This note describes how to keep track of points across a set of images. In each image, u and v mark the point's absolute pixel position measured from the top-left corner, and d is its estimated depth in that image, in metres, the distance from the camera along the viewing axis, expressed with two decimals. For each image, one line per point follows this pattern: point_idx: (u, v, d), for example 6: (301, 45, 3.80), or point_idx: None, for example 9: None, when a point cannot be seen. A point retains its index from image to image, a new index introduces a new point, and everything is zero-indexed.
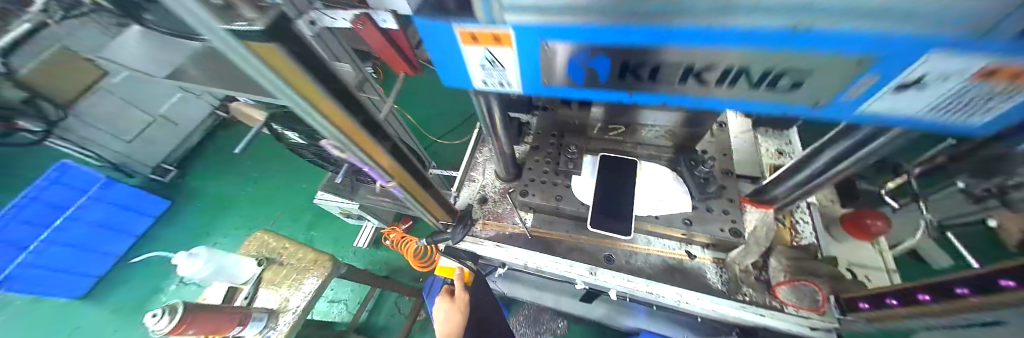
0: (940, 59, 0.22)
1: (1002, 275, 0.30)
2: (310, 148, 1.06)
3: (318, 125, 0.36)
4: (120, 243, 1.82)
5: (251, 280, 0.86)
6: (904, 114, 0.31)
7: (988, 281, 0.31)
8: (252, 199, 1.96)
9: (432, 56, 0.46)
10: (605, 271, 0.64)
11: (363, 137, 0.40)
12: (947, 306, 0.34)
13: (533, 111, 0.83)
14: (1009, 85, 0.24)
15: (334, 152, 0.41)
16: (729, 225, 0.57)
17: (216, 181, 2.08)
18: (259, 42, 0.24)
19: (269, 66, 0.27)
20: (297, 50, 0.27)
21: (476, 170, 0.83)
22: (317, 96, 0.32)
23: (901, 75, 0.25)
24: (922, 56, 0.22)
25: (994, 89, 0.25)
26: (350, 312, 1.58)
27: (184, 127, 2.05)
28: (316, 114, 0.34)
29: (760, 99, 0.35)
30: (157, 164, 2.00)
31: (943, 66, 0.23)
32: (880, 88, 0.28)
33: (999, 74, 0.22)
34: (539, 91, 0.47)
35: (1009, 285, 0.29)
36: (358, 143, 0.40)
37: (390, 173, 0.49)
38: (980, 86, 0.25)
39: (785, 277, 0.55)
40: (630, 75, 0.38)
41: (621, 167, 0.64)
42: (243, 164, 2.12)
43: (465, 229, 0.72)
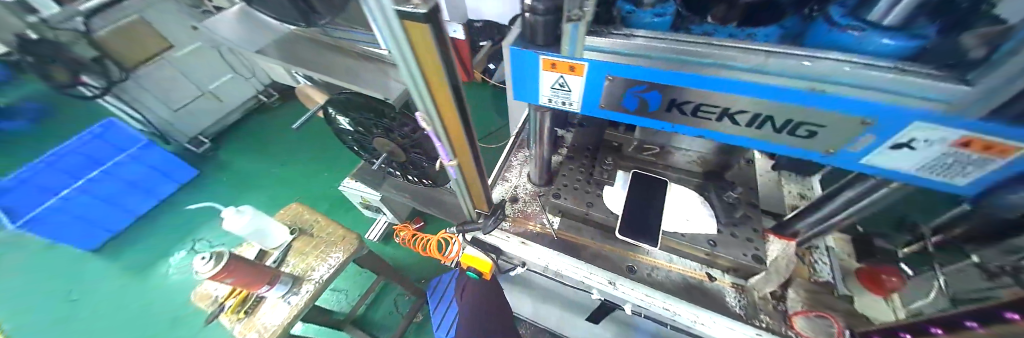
0: (923, 123, 0.32)
1: (1008, 309, 0.33)
2: (354, 134, 1.15)
3: (420, 98, 0.44)
4: (144, 203, 1.87)
5: (282, 246, 0.91)
6: (899, 169, 0.40)
7: (995, 314, 0.34)
8: (276, 178, 2.04)
9: (512, 74, 0.53)
10: (629, 280, 0.66)
11: (449, 115, 0.48)
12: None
13: (568, 128, 0.91)
14: (980, 155, 0.32)
15: (421, 124, 0.49)
16: (752, 251, 0.61)
17: (245, 156, 2.17)
18: (416, 22, 0.32)
19: (411, 40, 0.35)
20: (437, 32, 0.34)
21: (511, 172, 0.89)
22: (433, 72, 0.40)
23: (896, 132, 0.34)
24: (911, 119, 0.32)
25: (966, 154, 0.33)
26: (349, 303, 1.57)
27: (227, 105, 2.18)
28: (426, 88, 0.42)
29: (780, 143, 0.44)
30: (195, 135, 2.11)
31: (926, 130, 0.33)
32: (880, 143, 0.37)
33: (970, 143, 0.31)
34: (594, 113, 0.54)
35: (1014, 317, 0.32)
36: (442, 119, 0.48)
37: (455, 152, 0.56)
38: (954, 150, 0.33)
39: (802, 307, 0.59)
40: (675, 110, 0.46)
41: (652, 185, 0.70)
42: (274, 145, 2.23)
43: (496, 222, 0.77)
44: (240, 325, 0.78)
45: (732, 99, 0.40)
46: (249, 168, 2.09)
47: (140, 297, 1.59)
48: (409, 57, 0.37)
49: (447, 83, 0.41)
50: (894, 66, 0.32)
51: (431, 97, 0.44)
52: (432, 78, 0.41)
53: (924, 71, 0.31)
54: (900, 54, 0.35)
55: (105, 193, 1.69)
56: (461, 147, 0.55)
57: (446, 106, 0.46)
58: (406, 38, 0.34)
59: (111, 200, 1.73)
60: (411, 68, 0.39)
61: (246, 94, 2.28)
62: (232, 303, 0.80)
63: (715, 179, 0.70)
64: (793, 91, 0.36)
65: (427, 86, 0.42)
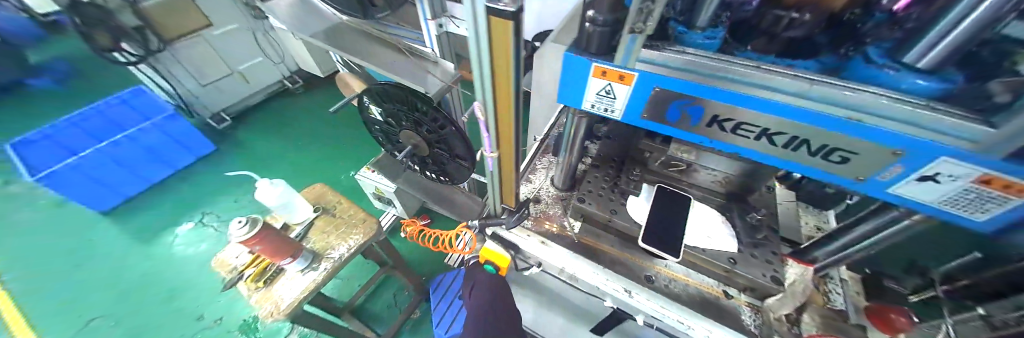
0: (952, 162, 0.35)
1: None
2: (383, 125, 1.19)
3: (482, 87, 0.47)
4: (159, 172, 1.89)
5: (304, 223, 0.93)
6: (922, 200, 0.42)
7: None
8: (291, 160, 2.07)
9: (562, 78, 0.57)
10: (645, 288, 0.68)
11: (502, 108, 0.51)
12: None
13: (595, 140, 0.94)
14: (1001, 195, 0.35)
15: (477, 112, 0.52)
16: (770, 273, 0.63)
17: (262, 136, 2.21)
18: (502, 20, 0.34)
19: (490, 34, 0.38)
20: (517, 31, 0.37)
21: (535, 174, 0.92)
22: (500, 66, 0.43)
23: (924, 166, 0.37)
24: (939, 157, 0.35)
25: (988, 191, 0.35)
26: (349, 292, 1.57)
27: (252, 86, 2.25)
28: (491, 81, 0.45)
29: (811, 166, 0.47)
30: (219, 111, 2.18)
31: (953, 169, 0.35)
32: (908, 174, 0.40)
33: (993, 184, 0.34)
34: (635, 122, 0.57)
35: None
36: (495, 110, 0.51)
37: (498, 145, 0.59)
38: (975, 188, 0.36)
39: (818, 331, 0.63)
40: (715, 126, 0.49)
41: (675, 199, 0.72)
42: (292, 128, 2.27)
43: (517, 220, 0.79)
44: (259, 294, 0.79)
45: (771, 120, 0.43)
46: (265, 148, 2.13)
47: (142, 262, 1.59)
48: (484, 52, 0.41)
49: (513, 80, 0.44)
50: (926, 104, 0.36)
51: (492, 91, 0.47)
52: (500, 73, 0.44)
53: (954, 112, 0.35)
54: (931, 93, 0.38)
55: (124, 159, 1.72)
56: (506, 141, 0.58)
57: (504, 101, 0.49)
58: (488, 34, 0.37)
59: (129, 166, 1.75)
60: (482, 60, 0.43)
61: (273, 78, 2.35)
62: (252, 272, 0.82)
63: (734, 201, 0.74)
64: (832, 119, 0.39)
65: (492, 79, 0.45)
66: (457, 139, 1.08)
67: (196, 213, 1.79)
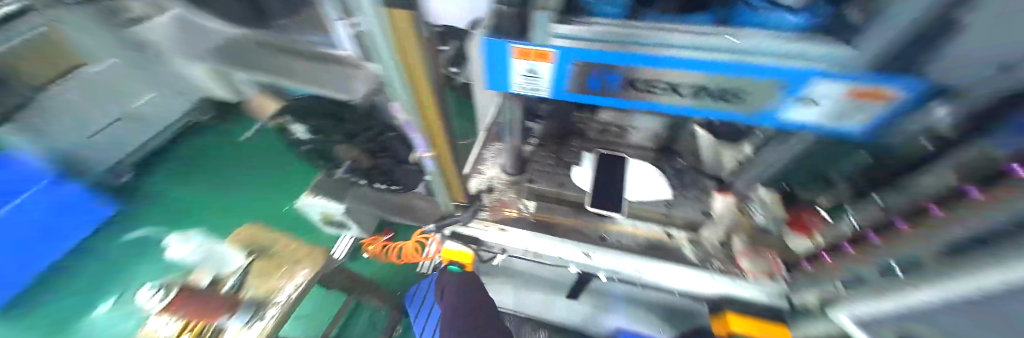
0: (824, 86, 0.40)
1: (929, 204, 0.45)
2: (312, 143, 1.11)
3: (398, 88, 0.42)
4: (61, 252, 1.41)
5: (238, 271, 0.83)
6: (812, 124, 0.48)
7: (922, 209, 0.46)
8: (211, 203, 1.76)
9: (484, 65, 0.56)
10: (601, 247, 0.74)
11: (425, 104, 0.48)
12: (886, 237, 0.49)
13: None
14: (864, 104, 0.40)
15: (399, 114, 0.48)
16: (699, 209, 0.73)
17: (166, 182, 1.85)
18: (398, 17, 0.30)
19: (390, 25, 0.31)
20: (419, 19, 0.31)
21: (485, 164, 0.91)
22: (414, 60, 0.37)
23: (800, 94, 0.42)
24: (810, 84, 0.40)
25: (851, 107, 0.42)
26: (318, 328, 1.45)
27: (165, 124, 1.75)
28: (406, 82, 0.41)
29: (716, 110, 0.52)
30: (124, 163, 1.60)
31: (825, 92, 0.40)
32: (789, 103, 0.45)
33: (861, 96, 0.39)
34: (562, 97, 0.58)
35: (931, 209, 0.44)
36: (417, 107, 0.47)
37: (431, 143, 0.56)
38: (844, 103, 0.41)
39: (745, 248, 0.70)
40: (631, 87, 0.52)
41: (614, 162, 0.79)
42: (203, 166, 1.93)
43: (473, 213, 0.80)
44: None
45: (675, 74, 0.47)
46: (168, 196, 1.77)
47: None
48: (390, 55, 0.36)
49: (428, 74, 0.40)
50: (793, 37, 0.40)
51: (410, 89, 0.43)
52: (412, 70, 0.39)
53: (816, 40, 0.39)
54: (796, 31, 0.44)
55: None
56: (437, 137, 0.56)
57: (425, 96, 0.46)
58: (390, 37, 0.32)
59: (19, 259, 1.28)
60: (388, 62, 0.38)
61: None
62: None
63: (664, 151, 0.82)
64: (718, 62, 0.42)
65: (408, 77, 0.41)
66: (399, 143, 1.03)
67: (116, 289, 1.41)
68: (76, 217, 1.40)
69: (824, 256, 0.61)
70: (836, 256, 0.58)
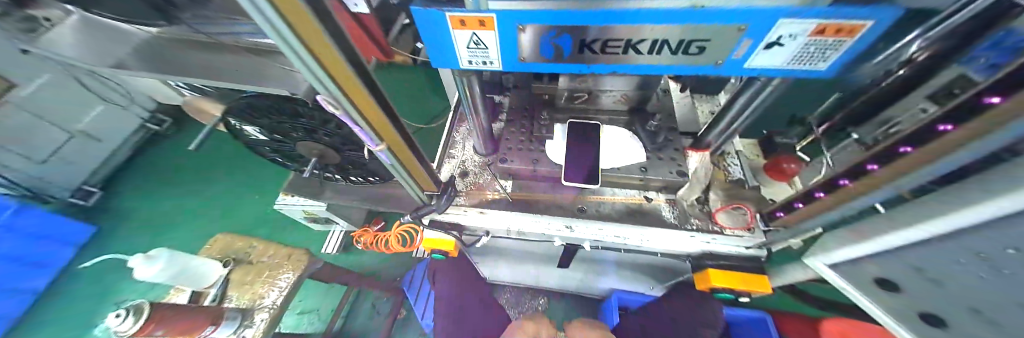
0: (790, 23, 0.36)
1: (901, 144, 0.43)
2: (272, 143, 1.06)
3: (314, 79, 0.38)
4: (38, 278, 1.44)
5: (217, 283, 0.83)
6: (778, 66, 0.46)
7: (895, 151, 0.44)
8: (193, 215, 1.72)
9: (422, 39, 0.50)
10: (580, 219, 0.73)
11: (357, 91, 0.43)
12: (866, 182, 0.48)
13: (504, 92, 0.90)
14: (833, 38, 0.38)
15: (328, 109, 0.43)
16: (675, 168, 0.71)
17: (141, 200, 1.78)
18: None
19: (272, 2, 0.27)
20: None
21: (455, 147, 0.87)
22: (319, 41, 0.34)
23: (769, 34, 0.39)
24: (777, 22, 0.37)
25: (824, 40, 0.38)
26: (324, 321, 1.50)
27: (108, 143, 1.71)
28: (323, 64, 0.36)
29: (685, 64, 0.48)
30: (79, 186, 1.66)
31: (792, 29, 0.37)
32: (757, 46, 0.42)
33: (827, 30, 0.36)
34: (516, 68, 0.54)
35: (906, 150, 0.42)
36: (349, 97, 0.42)
37: (380, 135, 0.52)
38: (813, 39, 0.38)
39: (722, 205, 0.71)
40: (586, 50, 0.47)
41: (587, 130, 0.74)
42: (176, 179, 1.85)
43: (449, 200, 0.75)
44: None
45: (637, 29, 0.42)
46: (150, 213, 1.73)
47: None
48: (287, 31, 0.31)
49: None
50: None
51: (330, 72, 0.38)
52: (319, 47, 0.35)
53: None
54: None
55: None
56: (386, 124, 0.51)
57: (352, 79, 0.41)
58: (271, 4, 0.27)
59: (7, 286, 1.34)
60: (295, 47, 0.32)
61: (129, 128, 1.78)
62: None
63: (638, 113, 0.78)
64: (679, 11, 0.38)
65: (323, 56, 0.36)
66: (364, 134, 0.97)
67: (110, 306, 1.43)
68: (49, 244, 1.45)
69: (799, 204, 0.61)
70: (812, 203, 0.58)
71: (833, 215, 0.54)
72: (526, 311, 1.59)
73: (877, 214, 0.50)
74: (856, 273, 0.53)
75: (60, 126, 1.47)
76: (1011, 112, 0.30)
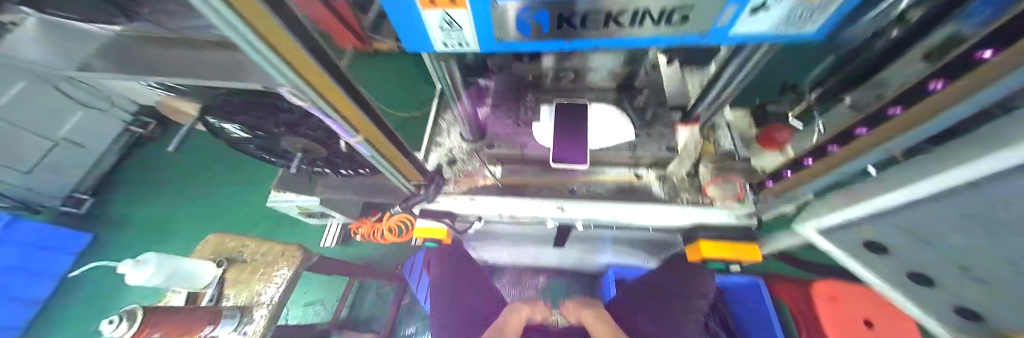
0: None
1: (895, 105, 0.42)
2: (255, 140, 1.02)
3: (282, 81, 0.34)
4: (43, 288, 1.45)
5: (213, 283, 0.84)
6: (765, 33, 0.44)
7: (886, 113, 0.43)
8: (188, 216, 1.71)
9: (392, 20, 0.46)
10: (571, 200, 0.73)
11: (332, 90, 0.40)
12: (855, 147, 0.47)
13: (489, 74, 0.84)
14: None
15: (292, 101, 0.40)
16: (665, 144, 0.70)
17: (133, 204, 1.76)
18: None
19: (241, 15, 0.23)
20: None
21: (441, 135, 0.85)
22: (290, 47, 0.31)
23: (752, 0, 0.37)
24: None
25: (810, 1, 0.37)
26: (330, 311, 1.53)
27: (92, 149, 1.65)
28: (293, 70, 0.33)
29: (667, 35, 0.46)
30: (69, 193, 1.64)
31: None
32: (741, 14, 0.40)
33: None
34: (493, 48, 0.51)
35: (897, 111, 0.41)
36: (324, 96, 0.40)
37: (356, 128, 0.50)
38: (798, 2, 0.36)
39: (711, 177, 0.72)
40: (566, 25, 0.45)
41: (576, 108, 0.71)
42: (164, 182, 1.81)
43: (437, 189, 0.74)
44: None
45: None
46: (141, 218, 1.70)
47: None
48: (249, 40, 0.27)
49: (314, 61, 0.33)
50: None
51: (302, 78, 0.35)
52: (288, 53, 0.31)
53: None
54: None
55: None
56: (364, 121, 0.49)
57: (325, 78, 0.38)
58: (238, 19, 0.23)
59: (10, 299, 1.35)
60: (267, 56, 0.29)
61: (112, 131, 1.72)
62: None
63: (625, 89, 0.76)
64: None
65: (295, 63, 0.32)
66: None
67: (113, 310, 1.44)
68: (46, 254, 1.46)
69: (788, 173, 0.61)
70: (802, 171, 0.57)
71: (820, 183, 0.54)
72: (527, 290, 1.64)
73: (868, 177, 0.48)
74: (845, 239, 0.54)
75: (41, 134, 1.40)
76: (1000, 67, 0.29)
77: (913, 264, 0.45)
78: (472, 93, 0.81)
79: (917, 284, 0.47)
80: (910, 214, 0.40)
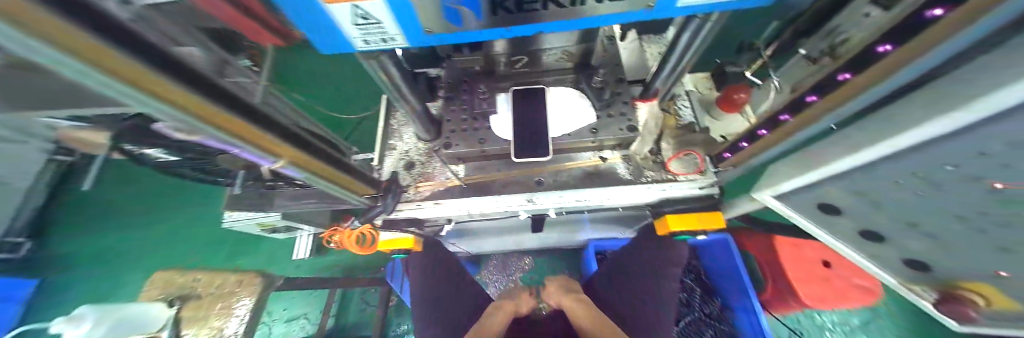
0: None
1: (841, 71, 0.41)
2: (186, 163, 0.90)
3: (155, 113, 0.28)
4: None
5: (166, 325, 0.75)
6: (711, 3, 0.41)
7: (834, 80, 0.42)
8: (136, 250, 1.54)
9: (291, 19, 0.38)
10: (538, 193, 0.71)
11: (231, 120, 0.33)
12: (804, 118, 0.47)
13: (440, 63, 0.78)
14: None
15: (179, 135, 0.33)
16: (626, 124, 0.68)
17: None
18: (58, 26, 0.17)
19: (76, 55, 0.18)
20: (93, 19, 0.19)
21: (394, 137, 0.79)
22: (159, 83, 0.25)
23: None
24: None
25: None
26: (316, 323, 1.49)
27: None
28: (168, 102, 0.27)
29: (609, 14, 0.42)
30: None
31: None
32: None
33: None
34: (424, 42, 0.44)
35: (845, 76, 0.41)
36: (223, 127, 0.33)
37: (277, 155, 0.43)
38: None
39: (673, 153, 0.71)
40: (500, 10, 0.40)
41: (533, 96, 0.68)
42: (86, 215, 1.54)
43: (397, 198, 0.69)
44: None
45: None
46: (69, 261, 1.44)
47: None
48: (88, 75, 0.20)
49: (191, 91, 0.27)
50: None
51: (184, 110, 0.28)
52: (156, 87, 0.25)
53: None
54: None
55: None
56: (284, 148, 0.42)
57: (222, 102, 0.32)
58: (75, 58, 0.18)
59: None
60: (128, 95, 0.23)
61: None
62: None
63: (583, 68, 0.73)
64: None
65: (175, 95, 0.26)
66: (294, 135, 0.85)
67: None
68: None
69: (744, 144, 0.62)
70: (757, 142, 0.57)
71: (773, 152, 0.55)
72: (514, 272, 1.67)
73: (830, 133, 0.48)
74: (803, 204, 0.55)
75: None
76: (952, 27, 0.28)
77: (865, 221, 0.48)
78: (419, 89, 0.74)
79: (867, 238, 0.51)
80: (862, 180, 0.41)
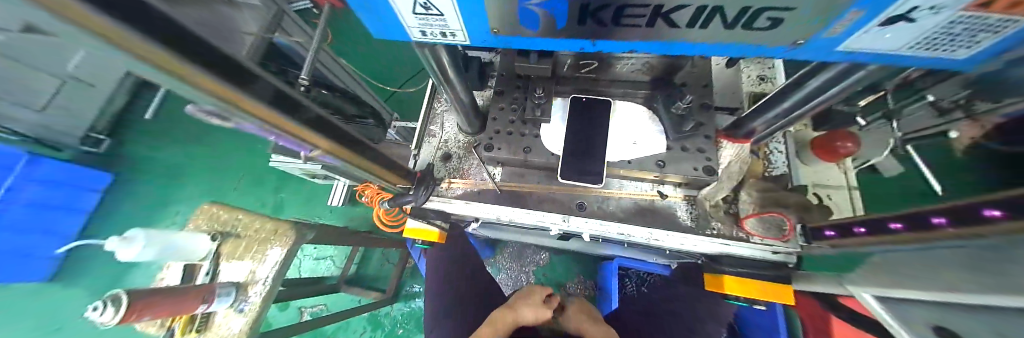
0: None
1: (988, 205, 0.28)
2: None
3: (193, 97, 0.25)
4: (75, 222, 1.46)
5: (208, 256, 0.85)
6: (882, 53, 0.29)
7: (972, 210, 0.29)
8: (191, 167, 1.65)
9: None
10: (577, 218, 0.63)
11: (263, 106, 0.29)
12: (922, 235, 0.34)
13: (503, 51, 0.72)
14: (1005, 14, 0.21)
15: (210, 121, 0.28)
16: (702, 164, 0.57)
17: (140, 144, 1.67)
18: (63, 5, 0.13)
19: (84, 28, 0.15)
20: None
21: (435, 123, 0.74)
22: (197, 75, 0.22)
23: (889, 10, 0.22)
24: None
25: (985, 18, 0.22)
26: (339, 266, 1.62)
27: (100, 90, 1.47)
28: (208, 93, 0.24)
29: (720, 43, 0.32)
30: (84, 134, 1.54)
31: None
32: (864, 26, 0.25)
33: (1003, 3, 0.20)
34: (490, 44, 0.37)
35: (991, 214, 0.27)
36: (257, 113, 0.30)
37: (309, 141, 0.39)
38: (966, 15, 0.22)
39: (754, 210, 0.56)
40: (594, 21, 0.30)
41: (592, 111, 0.60)
42: (163, 127, 1.70)
43: (428, 191, 0.65)
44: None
45: None
46: (148, 167, 1.62)
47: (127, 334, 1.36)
48: (116, 55, 0.19)
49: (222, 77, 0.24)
50: None
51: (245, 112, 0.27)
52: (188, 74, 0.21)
53: None
54: None
55: None
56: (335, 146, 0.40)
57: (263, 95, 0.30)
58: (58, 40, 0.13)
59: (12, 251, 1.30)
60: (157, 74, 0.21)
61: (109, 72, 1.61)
62: (178, 325, 0.78)
63: (663, 87, 0.61)
64: None
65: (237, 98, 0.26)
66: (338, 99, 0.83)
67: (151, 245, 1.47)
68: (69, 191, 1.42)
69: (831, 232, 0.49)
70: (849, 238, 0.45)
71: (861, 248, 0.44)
72: (528, 265, 1.66)
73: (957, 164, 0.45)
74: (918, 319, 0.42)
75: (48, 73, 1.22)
76: None
77: None
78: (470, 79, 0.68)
79: None
80: None
